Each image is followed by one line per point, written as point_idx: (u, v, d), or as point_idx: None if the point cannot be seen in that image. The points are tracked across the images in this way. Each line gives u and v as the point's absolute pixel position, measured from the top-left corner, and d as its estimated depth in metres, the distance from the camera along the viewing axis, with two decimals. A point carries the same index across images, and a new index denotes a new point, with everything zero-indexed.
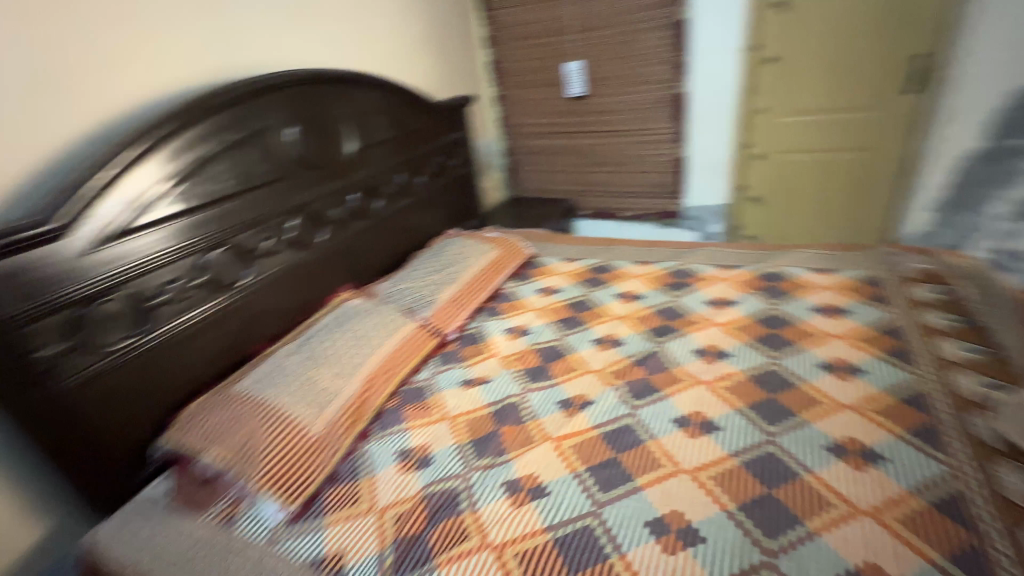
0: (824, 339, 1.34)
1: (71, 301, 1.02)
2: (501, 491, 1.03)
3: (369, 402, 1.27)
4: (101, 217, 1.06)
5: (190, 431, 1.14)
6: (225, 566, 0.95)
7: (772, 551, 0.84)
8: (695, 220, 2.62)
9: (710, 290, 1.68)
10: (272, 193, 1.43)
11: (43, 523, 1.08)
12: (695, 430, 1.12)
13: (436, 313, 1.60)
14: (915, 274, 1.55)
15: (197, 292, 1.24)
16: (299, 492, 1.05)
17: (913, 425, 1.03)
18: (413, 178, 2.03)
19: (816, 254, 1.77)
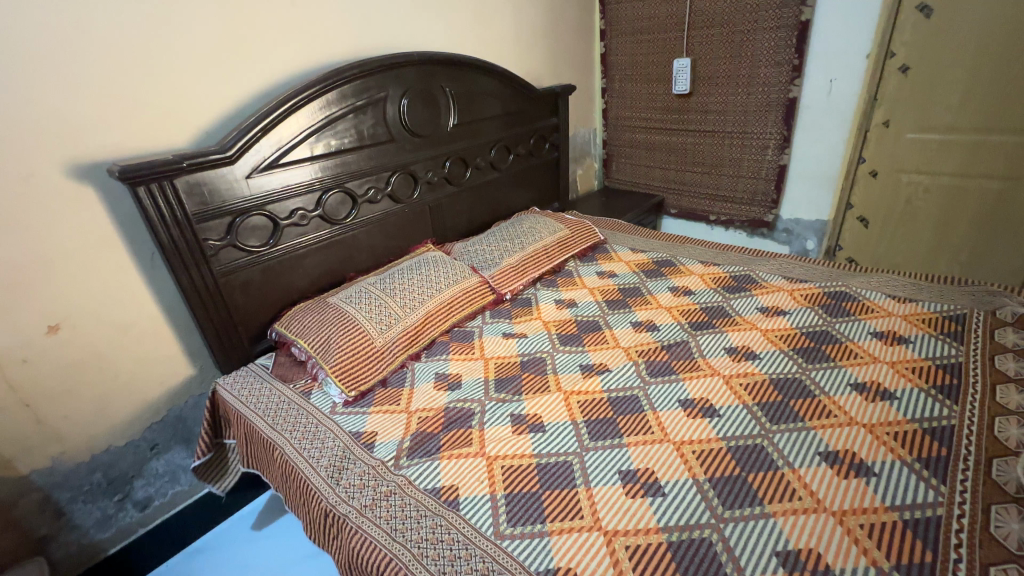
0: (867, 361, 1.30)
1: (230, 211, 1.40)
2: (508, 419, 1.22)
3: (424, 332, 1.54)
4: (257, 154, 1.43)
5: (293, 323, 1.50)
6: (298, 420, 1.27)
7: (722, 517, 0.92)
8: (787, 232, 2.50)
9: (766, 298, 1.67)
10: (380, 153, 1.74)
11: (190, 367, 1.52)
12: (695, 412, 1.20)
13: (498, 274, 1.81)
14: (1011, 317, 1.40)
15: (314, 221, 1.60)
16: (357, 383, 1.34)
17: (923, 453, 1.01)
18: (505, 156, 2.24)
19: (899, 281, 1.65)
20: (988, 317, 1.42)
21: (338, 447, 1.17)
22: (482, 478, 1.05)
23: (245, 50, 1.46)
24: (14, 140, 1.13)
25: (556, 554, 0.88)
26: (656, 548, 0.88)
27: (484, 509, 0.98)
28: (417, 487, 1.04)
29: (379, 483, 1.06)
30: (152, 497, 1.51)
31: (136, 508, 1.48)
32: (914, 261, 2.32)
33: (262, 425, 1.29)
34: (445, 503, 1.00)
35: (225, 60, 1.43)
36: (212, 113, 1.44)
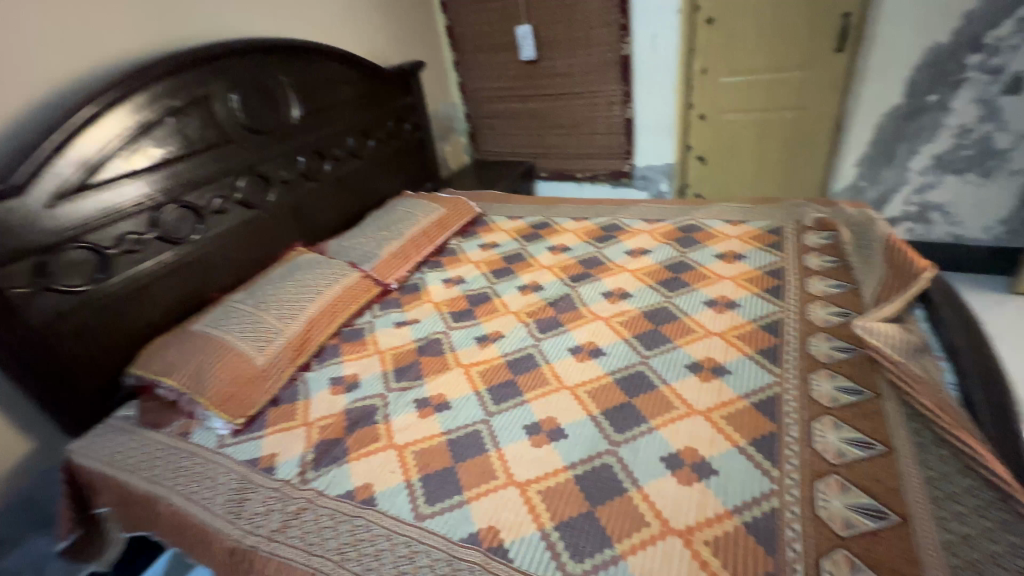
0: (716, 280, 1.51)
1: (34, 249, 1.18)
2: (412, 406, 1.22)
3: (310, 340, 1.46)
4: (59, 176, 1.21)
5: (151, 362, 1.32)
6: (182, 463, 1.15)
7: (617, 442, 1.03)
8: (644, 179, 2.75)
9: (632, 242, 1.84)
10: (219, 156, 1.57)
11: (28, 440, 1.30)
12: (585, 355, 1.31)
13: (379, 265, 1.76)
14: (812, 222, 1.71)
15: (152, 245, 1.41)
16: (244, 409, 1.24)
17: (762, 346, 1.21)
18: (366, 142, 2.15)
19: (733, 208, 1.92)
20: (797, 226, 1.72)
21: (235, 479, 1.09)
22: (394, 468, 1.05)
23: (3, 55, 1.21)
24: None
25: (477, 518, 0.92)
26: (566, 484, 0.96)
27: (401, 497, 0.98)
28: (327, 496, 1.01)
29: (287, 503, 1.01)
30: None
31: None
32: (744, 188, 2.65)
33: (137, 480, 1.14)
34: (361, 503, 0.98)
35: None
36: None
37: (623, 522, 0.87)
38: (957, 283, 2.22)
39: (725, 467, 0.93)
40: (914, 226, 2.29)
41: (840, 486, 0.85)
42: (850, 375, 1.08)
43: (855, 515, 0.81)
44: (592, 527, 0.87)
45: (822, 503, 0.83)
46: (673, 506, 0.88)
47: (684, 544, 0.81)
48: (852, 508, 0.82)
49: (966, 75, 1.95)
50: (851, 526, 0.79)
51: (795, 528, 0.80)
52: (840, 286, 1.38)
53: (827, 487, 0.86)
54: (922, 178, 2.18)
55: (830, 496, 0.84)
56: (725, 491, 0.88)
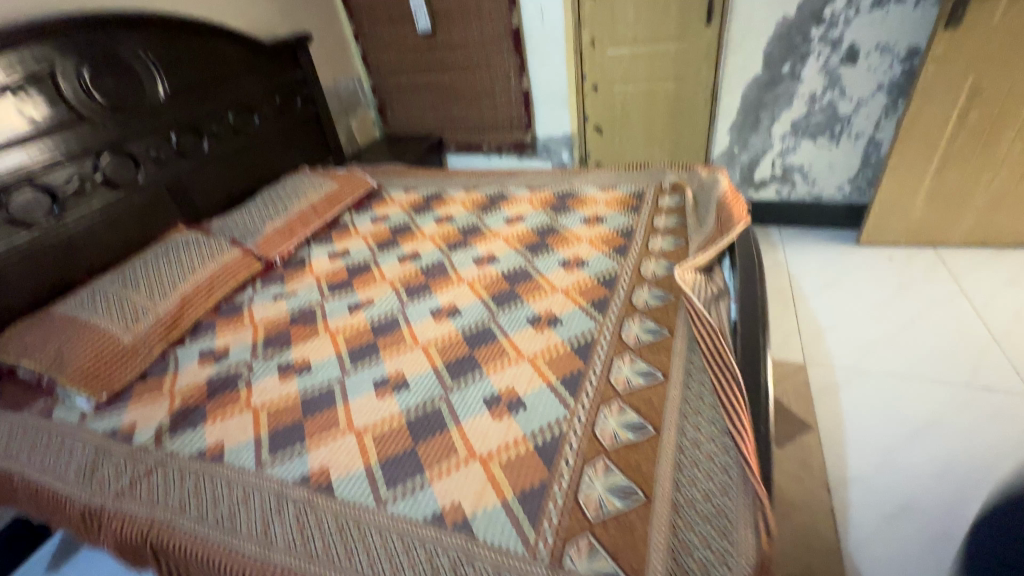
0: (574, 242, 1.65)
1: None
2: (275, 370, 1.30)
3: (184, 316, 1.49)
4: None
5: (9, 346, 1.32)
6: (43, 439, 1.19)
7: (451, 388, 1.15)
8: (546, 149, 2.85)
9: (512, 210, 1.94)
10: (73, 136, 1.53)
11: None
12: (443, 316, 1.41)
13: (261, 241, 1.79)
14: (669, 186, 1.87)
15: (2, 229, 1.39)
16: (106, 385, 1.27)
17: (595, 298, 1.36)
18: (251, 119, 2.13)
19: (607, 174, 2.06)
20: (656, 190, 1.88)
21: (92, 448, 1.14)
22: (246, 426, 1.13)
23: None
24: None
25: (312, 461, 1.02)
26: (397, 427, 1.07)
27: (248, 449, 1.07)
28: (179, 455, 1.08)
29: (139, 465, 1.07)
30: None
31: None
32: (638, 155, 2.79)
33: None
34: (210, 459, 1.06)
35: None
36: None
37: (437, 453, 0.99)
38: (815, 237, 2.49)
39: (533, 402, 1.07)
40: (780, 187, 2.53)
41: (618, 409, 1.01)
42: (656, 318, 1.24)
43: (622, 430, 0.96)
44: (411, 459, 0.99)
45: (600, 423, 0.99)
46: (482, 437, 1.01)
47: (482, 467, 0.94)
48: (621, 425, 0.97)
49: (811, 47, 2.15)
50: (616, 439, 0.95)
51: (572, 444, 0.95)
52: (674, 243, 1.54)
53: (608, 410, 1.01)
54: (783, 143, 2.41)
55: (608, 417, 0.99)
56: (527, 420, 1.02)
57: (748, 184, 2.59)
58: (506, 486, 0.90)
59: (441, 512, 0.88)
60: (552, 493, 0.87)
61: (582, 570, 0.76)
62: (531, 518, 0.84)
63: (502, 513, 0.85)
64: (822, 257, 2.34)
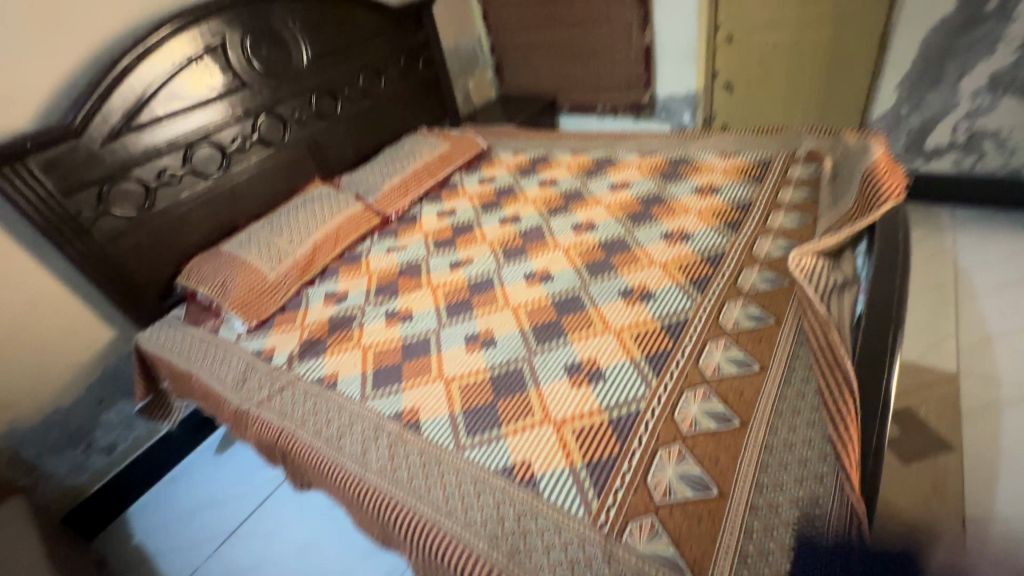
0: (681, 213, 1.54)
1: (96, 180, 1.48)
2: (383, 316, 1.45)
3: (315, 261, 1.72)
4: (106, 117, 1.48)
5: (192, 275, 1.65)
6: (212, 352, 1.48)
7: (534, 351, 1.19)
8: (666, 110, 2.65)
9: (618, 175, 1.87)
10: (238, 99, 1.79)
11: (111, 330, 1.65)
12: (536, 280, 1.44)
13: (381, 197, 1.96)
14: (804, 154, 1.64)
15: (188, 179, 1.70)
16: (256, 313, 1.53)
17: (695, 276, 1.27)
18: (377, 81, 2.28)
19: (730, 139, 1.86)
20: (788, 159, 1.66)
21: (243, 364, 1.40)
22: (356, 362, 1.30)
23: (62, 14, 1.43)
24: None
25: (405, 401, 1.13)
26: (482, 381, 1.14)
27: (356, 383, 1.23)
28: (304, 378, 1.28)
29: (275, 381, 1.30)
30: (115, 443, 1.70)
31: (103, 453, 1.68)
32: (775, 116, 2.45)
33: (180, 362, 1.49)
34: (327, 386, 1.24)
35: (40, 27, 1.40)
36: (50, 87, 1.44)
37: (515, 411, 1.04)
38: (1002, 222, 2.01)
39: (613, 375, 1.06)
40: (961, 158, 2.07)
41: (703, 396, 0.96)
42: (762, 304, 1.12)
43: (704, 417, 0.92)
44: (490, 413, 1.06)
45: (681, 407, 0.95)
46: (559, 402, 1.03)
47: (555, 431, 0.97)
48: (704, 414, 0.92)
49: None
50: (695, 426, 0.91)
51: (648, 425, 0.93)
52: (799, 221, 1.36)
53: (692, 395, 0.96)
54: (973, 102, 1.95)
55: (690, 402, 0.95)
56: (604, 392, 1.02)
57: (914, 153, 2.16)
58: (575, 453, 0.92)
59: (512, 467, 0.93)
60: (620, 469, 0.87)
61: (641, 549, 0.76)
62: (597, 488, 0.85)
63: (569, 477, 0.88)
64: (1007, 247, 1.89)
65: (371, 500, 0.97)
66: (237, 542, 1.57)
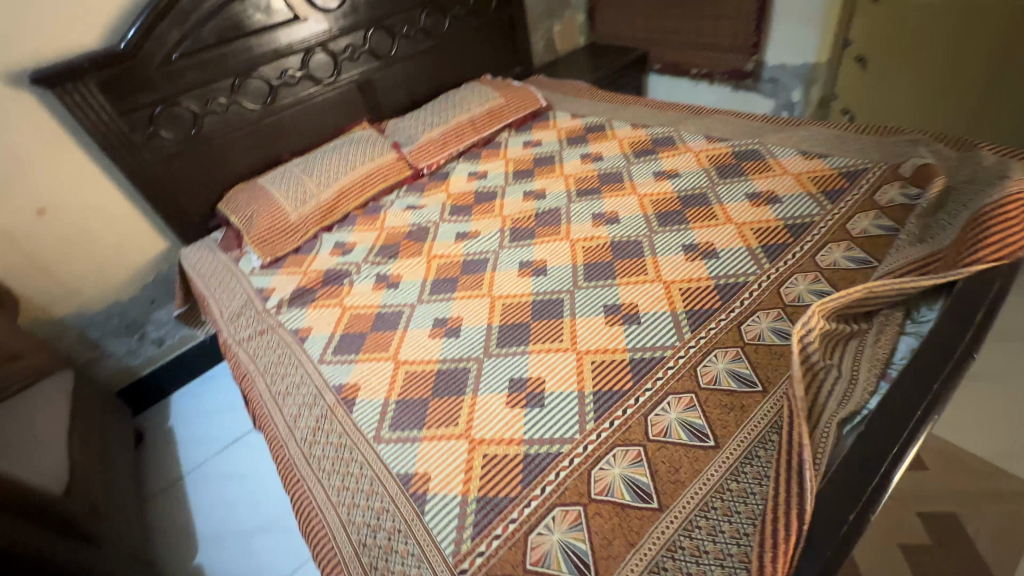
0: (719, 223, 1.29)
1: (148, 104, 1.58)
2: (373, 279, 1.43)
3: (338, 207, 1.73)
4: (159, 42, 1.55)
5: (228, 203, 1.76)
6: (228, 280, 1.59)
7: (489, 353, 1.10)
8: (773, 82, 2.18)
9: (670, 161, 1.60)
10: (287, 32, 1.77)
11: (163, 241, 1.84)
12: (528, 272, 1.32)
13: (416, 149, 1.90)
14: (910, 170, 1.26)
15: (235, 109, 1.75)
16: (271, 251, 1.61)
17: (696, 306, 1.07)
18: (441, 21, 2.15)
19: (824, 135, 1.50)
20: (885, 174, 1.29)
21: (245, 298, 1.48)
22: (331, 321, 1.31)
23: None
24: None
25: (352, 375, 1.13)
26: (428, 373, 1.09)
27: (321, 343, 1.24)
28: (283, 327, 1.33)
29: (260, 323, 1.36)
30: (164, 337, 1.95)
31: (153, 344, 1.94)
32: None
33: (201, 283, 1.63)
34: (298, 339, 1.28)
35: None
36: (117, 9, 1.53)
37: (443, 415, 0.99)
38: None
39: (552, 405, 0.94)
40: None
41: (633, 458, 0.82)
42: (757, 362, 0.91)
43: (622, 485, 0.79)
44: (420, 409, 1.01)
45: (602, 465, 0.82)
46: (486, 420, 0.95)
47: (466, 450, 0.91)
48: (624, 480, 0.79)
49: None
50: (608, 493, 0.78)
51: (559, 474, 0.82)
52: (860, 261, 1.06)
53: (622, 454, 0.83)
54: None
55: (615, 462, 0.82)
56: (534, 421, 0.92)
57: None
58: (474, 482, 0.85)
59: (412, 476, 0.89)
60: (507, 516, 0.79)
61: None
62: (476, 529, 0.78)
63: (456, 505, 0.83)
64: None
65: (286, 466, 1.00)
66: (239, 448, 1.76)
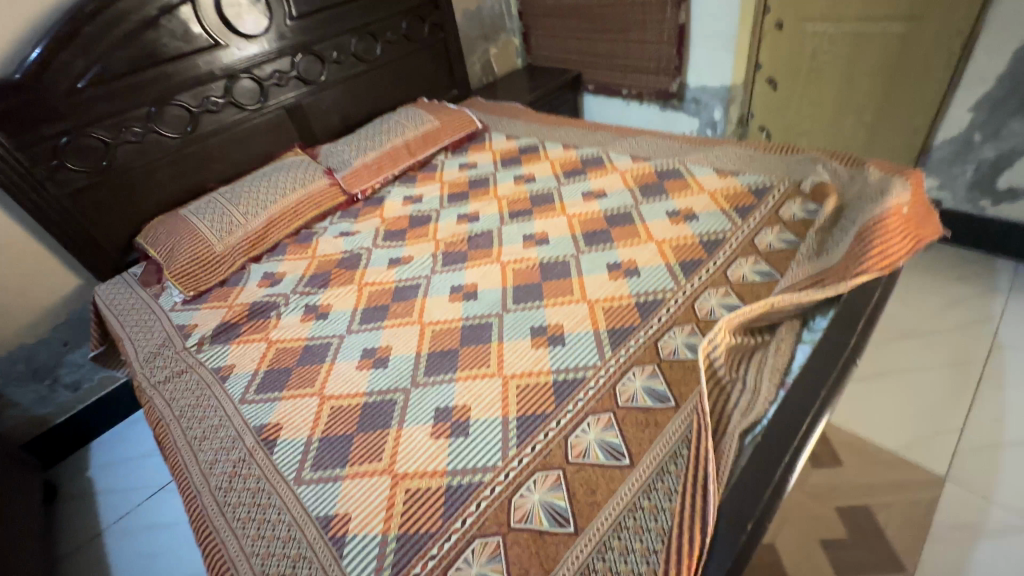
0: (642, 241, 1.34)
1: (51, 136, 1.49)
2: (301, 310, 1.39)
3: (267, 236, 1.68)
4: (62, 71, 1.47)
5: (148, 235, 1.67)
6: (146, 318, 1.50)
7: (417, 383, 1.08)
8: (696, 102, 2.30)
9: (597, 181, 1.66)
10: (207, 58, 1.72)
11: (75, 278, 1.72)
12: (459, 296, 1.32)
13: (349, 174, 1.87)
14: (809, 187, 1.36)
15: (153, 138, 1.68)
16: (194, 285, 1.53)
17: (618, 324, 1.10)
18: (373, 46, 2.15)
19: (736, 154, 1.59)
20: (789, 190, 1.38)
21: (164, 336, 1.41)
22: (256, 357, 1.26)
23: None
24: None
25: (275, 413, 1.08)
26: (354, 407, 1.06)
27: (244, 381, 1.19)
28: (203, 366, 1.27)
29: (178, 363, 1.29)
30: (81, 380, 1.81)
31: (68, 389, 1.79)
32: (827, 133, 2.13)
33: (116, 322, 1.53)
34: (219, 377, 1.22)
35: None
36: (11, 36, 1.44)
37: (367, 450, 0.96)
38: None
39: (476, 433, 0.94)
40: None
41: (552, 482, 0.82)
42: (671, 378, 0.95)
43: (541, 511, 0.79)
44: (344, 446, 0.98)
45: (522, 492, 0.82)
46: (411, 453, 0.94)
47: (389, 485, 0.89)
48: (543, 506, 0.80)
49: None
50: (527, 520, 0.78)
51: (479, 505, 0.82)
52: (765, 274, 1.13)
53: (542, 479, 0.83)
54: None
55: (535, 488, 0.82)
56: (458, 451, 0.92)
57: (983, 191, 1.80)
58: (395, 519, 0.83)
59: (332, 518, 0.86)
60: (427, 553, 0.77)
61: None
62: (394, 569, 0.77)
63: (376, 546, 0.80)
64: None
65: (198, 518, 0.94)
66: (166, 496, 1.65)
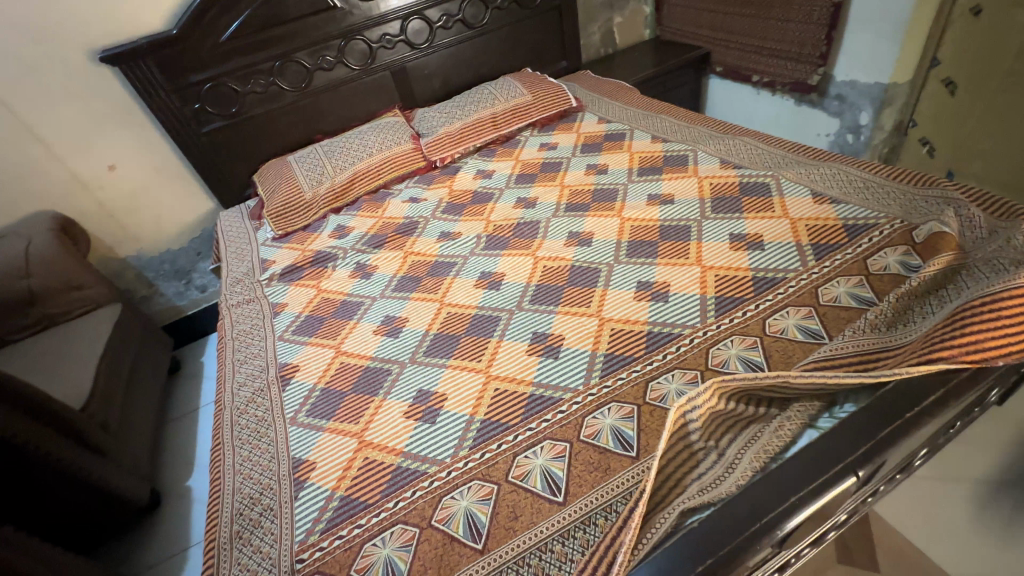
0: (687, 263, 1.20)
1: (196, 82, 1.78)
2: (352, 267, 1.53)
3: (349, 191, 1.84)
4: (209, 27, 1.72)
5: (260, 175, 1.94)
6: (243, 247, 1.77)
7: (414, 360, 1.14)
8: (839, 100, 1.91)
9: (670, 184, 1.50)
10: (325, 19, 1.87)
11: (209, 202, 2.08)
12: (484, 283, 1.33)
13: (433, 141, 1.95)
14: (925, 234, 1.08)
15: (273, 90, 1.91)
16: (282, 225, 1.76)
17: (619, 351, 1.03)
18: (484, 11, 2.14)
19: (848, 178, 1.32)
20: (896, 234, 1.11)
21: (249, 266, 1.66)
22: (304, 301, 1.43)
23: None
24: (35, 27, 1.58)
25: (298, 356, 1.24)
26: (357, 367, 1.17)
27: (288, 321, 1.37)
28: (265, 300, 1.48)
29: (249, 293, 1.52)
30: (207, 285, 2.23)
31: (198, 290, 2.22)
32: None
33: (223, 245, 1.83)
34: (272, 312, 1.42)
35: None
36: None
37: (351, 411, 1.06)
38: None
39: (441, 424, 0.97)
40: None
41: (482, 495, 0.83)
42: (644, 426, 0.87)
43: (461, 518, 0.81)
44: (336, 401, 1.09)
45: (453, 495, 0.85)
46: (382, 425, 1.01)
47: (354, 449, 0.97)
48: (466, 514, 0.81)
49: None
50: (445, 522, 0.81)
51: (414, 493, 0.87)
52: (811, 335, 0.95)
53: (476, 489, 0.85)
54: None
55: (465, 495, 0.84)
56: (419, 437, 0.96)
57: None
58: (345, 482, 0.92)
59: (302, 462, 0.98)
60: (355, 520, 0.85)
61: None
62: (328, 524, 0.86)
63: (322, 499, 0.90)
64: None
65: (219, 428, 1.15)
66: None
